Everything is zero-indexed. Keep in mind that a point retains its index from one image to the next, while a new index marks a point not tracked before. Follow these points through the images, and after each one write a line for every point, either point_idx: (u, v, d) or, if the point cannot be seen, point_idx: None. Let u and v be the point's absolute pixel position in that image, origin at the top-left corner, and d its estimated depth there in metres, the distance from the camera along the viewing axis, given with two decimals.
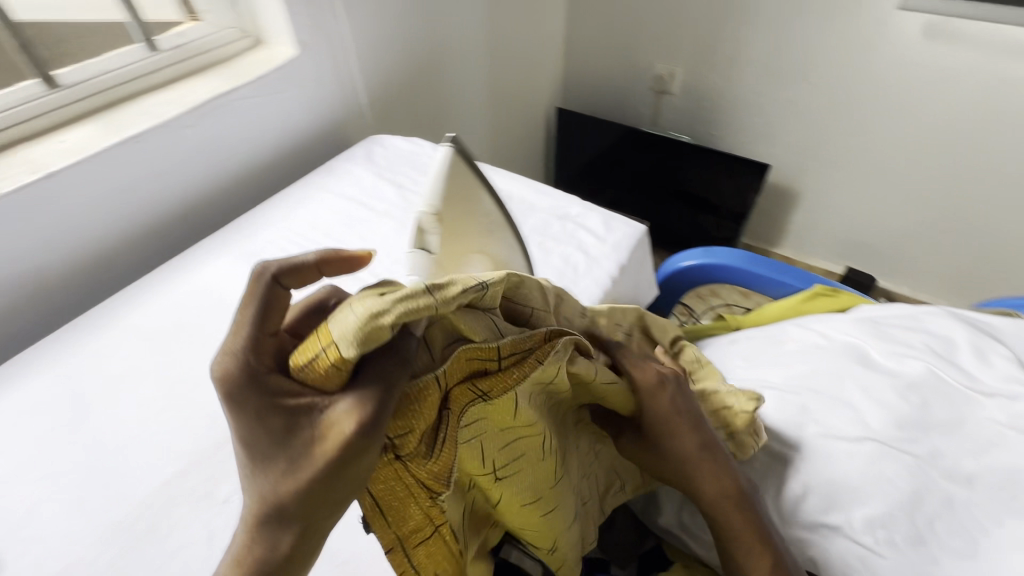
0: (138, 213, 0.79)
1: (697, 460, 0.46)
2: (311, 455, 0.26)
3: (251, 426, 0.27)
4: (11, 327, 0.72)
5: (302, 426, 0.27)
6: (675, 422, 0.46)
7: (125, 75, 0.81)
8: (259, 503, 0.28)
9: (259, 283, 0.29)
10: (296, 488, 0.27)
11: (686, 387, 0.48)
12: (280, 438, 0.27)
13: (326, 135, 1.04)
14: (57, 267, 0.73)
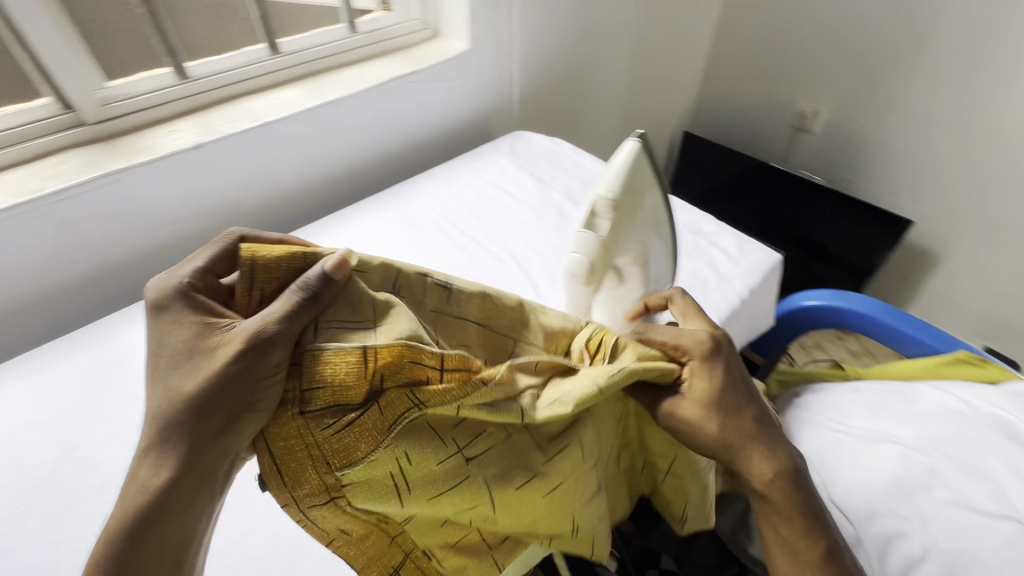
0: (319, 167, 0.91)
1: (747, 434, 0.46)
2: (220, 359, 0.35)
3: (176, 342, 0.37)
4: (205, 246, 0.84)
5: (212, 341, 0.37)
6: (735, 393, 0.46)
7: (330, 49, 0.93)
8: (172, 419, 0.35)
9: (224, 244, 0.42)
10: (195, 383, 0.35)
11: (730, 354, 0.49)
12: (196, 342, 0.37)
13: (474, 125, 1.13)
14: (251, 202, 0.85)
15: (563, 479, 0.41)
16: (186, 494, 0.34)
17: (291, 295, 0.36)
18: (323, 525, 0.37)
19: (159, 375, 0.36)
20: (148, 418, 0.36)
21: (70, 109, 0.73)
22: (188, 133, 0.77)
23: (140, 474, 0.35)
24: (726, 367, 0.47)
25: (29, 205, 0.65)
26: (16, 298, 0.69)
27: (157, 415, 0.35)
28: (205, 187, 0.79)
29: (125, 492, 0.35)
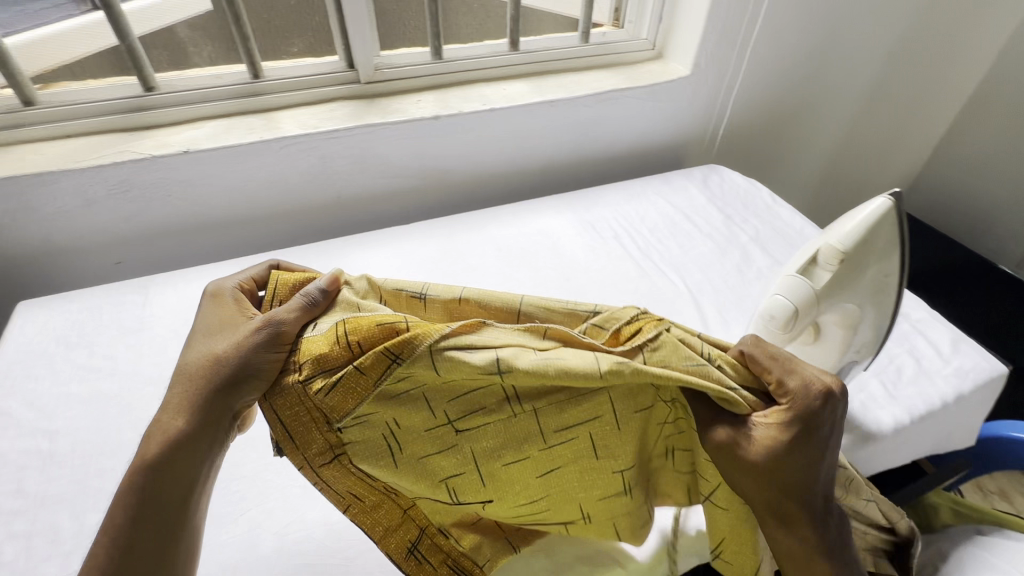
0: (521, 157, 0.98)
1: (791, 507, 0.39)
2: (236, 335, 0.43)
3: (207, 323, 0.46)
4: (413, 202, 0.95)
5: (234, 326, 0.45)
6: (810, 452, 0.39)
7: (560, 54, 1.01)
8: (190, 377, 0.42)
9: (262, 268, 0.52)
10: (214, 354, 0.42)
11: (831, 415, 0.40)
12: (225, 328, 0.45)
13: (667, 150, 1.13)
14: (458, 174, 0.95)
15: (563, 462, 0.44)
16: (191, 440, 0.41)
17: (297, 301, 0.44)
18: (337, 485, 0.42)
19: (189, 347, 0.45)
20: (175, 378, 0.43)
21: (351, 69, 0.89)
22: (430, 105, 0.89)
23: (162, 420, 0.41)
24: (818, 421, 0.39)
25: (308, 138, 0.80)
26: (273, 208, 0.85)
27: (178, 375, 0.43)
28: (429, 153, 0.90)
29: (147, 434, 0.41)
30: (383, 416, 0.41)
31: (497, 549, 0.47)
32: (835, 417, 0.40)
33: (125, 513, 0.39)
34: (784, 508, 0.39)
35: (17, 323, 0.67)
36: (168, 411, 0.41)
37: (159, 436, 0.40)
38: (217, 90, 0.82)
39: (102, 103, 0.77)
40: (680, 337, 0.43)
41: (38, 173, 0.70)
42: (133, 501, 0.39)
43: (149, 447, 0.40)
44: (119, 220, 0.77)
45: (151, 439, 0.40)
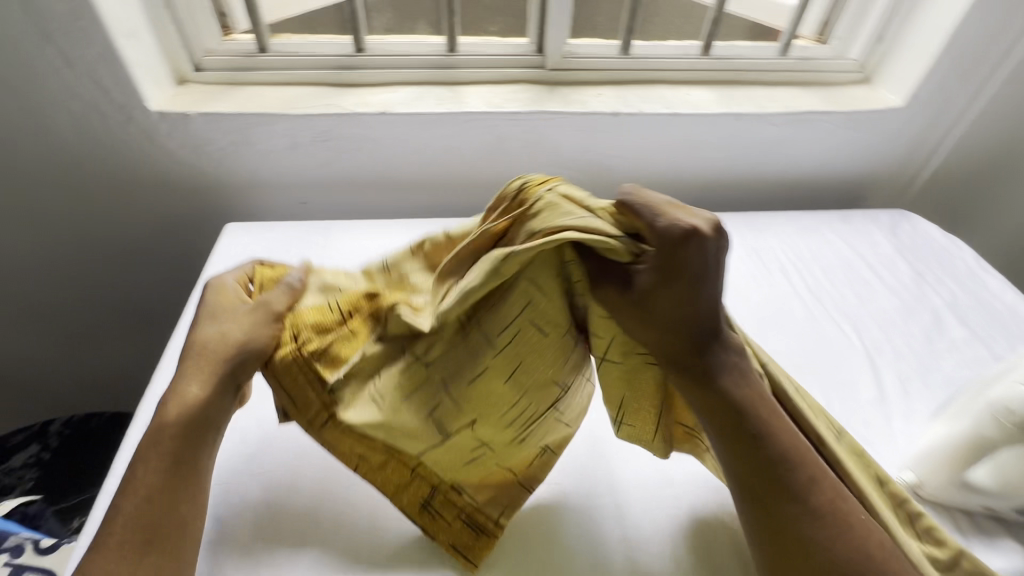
0: (689, 168, 0.93)
1: (674, 357, 0.46)
2: (240, 321, 0.51)
3: (210, 307, 0.52)
4: None
5: (234, 312, 0.52)
6: (674, 284, 0.44)
7: (754, 65, 0.94)
8: (203, 356, 0.49)
9: (247, 266, 0.58)
10: (221, 334, 0.50)
11: (699, 257, 0.44)
12: (218, 315, 0.52)
13: (850, 186, 1.02)
14: (621, 175, 0.93)
15: (522, 358, 0.48)
16: (210, 407, 0.48)
17: (285, 289, 0.53)
18: (338, 446, 0.50)
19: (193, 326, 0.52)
20: (184, 360, 0.50)
21: (540, 53, 0.89)
22: (611, 100, 0.87)
23: (178, 388, 0.48)
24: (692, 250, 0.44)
25: (491, 116, 0.82)
26: (441, 178, 0.89)
27: (189, 350, 0.50)
28: (599, 149, 0.88)
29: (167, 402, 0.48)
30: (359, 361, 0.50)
31: (512, 496, 0.53)
32: (702, 256, 0.44)
33: (156, 471, 0.45)
34: (673, 353, 0.46)
35: (225, 243, 0.76)
36: (185, 383, 0.48)
37: (180, 404, 0.47)
38: (416, 58, 0.86)
39: (318, 57, 0.84)
40: (563, 194, 0.48)
41: (262, 113, 0.78)
42: (167, 457, 0.45)
43: (171, 412, 0.47)
44: (312, 165, 0.85)
45: (173, 405, 0.47)
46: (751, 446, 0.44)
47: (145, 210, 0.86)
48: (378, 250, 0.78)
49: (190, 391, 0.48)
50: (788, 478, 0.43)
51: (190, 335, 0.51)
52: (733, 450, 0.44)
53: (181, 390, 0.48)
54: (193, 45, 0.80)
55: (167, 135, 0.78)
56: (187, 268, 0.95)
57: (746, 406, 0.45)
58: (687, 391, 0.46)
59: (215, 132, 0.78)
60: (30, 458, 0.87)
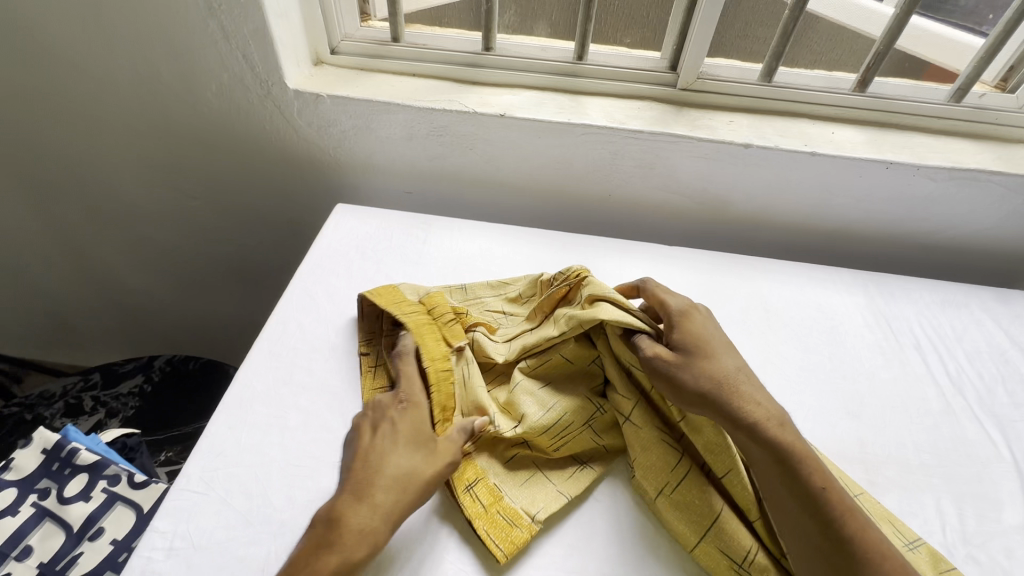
0: (818, 212, 0.85)
1: (735, 406, 0.51)
2: (433, 466, 0.50)
3: (408, 433, 0.51)
4: (678, 223, 0.89)
5: (426, 443, 0.51)
6: (715, 355, 0.56)
7: (918, 109, 0.83)
8: (393, 493, 0.47)
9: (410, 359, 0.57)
10: (419, 471, 0.49)
11: (722, 338, 0.59)
12: (413, 447, 0.51)
13: (1010, 259, 0.88)
14: (737, 209, 0.86)
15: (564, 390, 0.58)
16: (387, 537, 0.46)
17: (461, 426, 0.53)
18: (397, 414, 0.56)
19: (379, 448, 0.50)
20: (375, 478, 0.48)
21: (672, 71, 0.84)
22: (743, 129, 0.80)
23: (365, 510, 0.46)
24: (700, 324, 0.59)
25: (611, 131, 0.78)
26: (548, 187, 0.87)
27: (377, 479, 0.48)
28: (720, 179, 0.82)
29: (357, 510, 0.46)
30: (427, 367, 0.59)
31: (550, 497, 0.52)
32: (721, 342, 0.58)
33: None
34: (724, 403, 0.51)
35: (333, 222, 0.79)
36: (367, 516, 0.46)
37: (358, 540, 0.44)
38: (543, 62, 0.84)
39: (447, 51, 0.84)
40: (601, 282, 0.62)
41: (387, 102, 0.79)
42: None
43: (352, 552, 0.44)
44: (424, 158, 0.85)
45: (354, 541, 0.44)
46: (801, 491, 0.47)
47: (267, 178, 0.91)
48: (474, 252, 0.77)
49: (372, 530, 0.45)
50: (843, 531, 0.45)
51: (384, 460, 0.49)
52: (779, 487, 0.48)
53: (361, 524, 0.45)
54: (334, 29, 0.83)
55: (298, 112, 0.81)
56: (294, 237, 1.00)
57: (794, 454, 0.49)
58: (737, 432, 0.50)
59: (341, 114, 0.81)
60: (136, 386, 0.96)
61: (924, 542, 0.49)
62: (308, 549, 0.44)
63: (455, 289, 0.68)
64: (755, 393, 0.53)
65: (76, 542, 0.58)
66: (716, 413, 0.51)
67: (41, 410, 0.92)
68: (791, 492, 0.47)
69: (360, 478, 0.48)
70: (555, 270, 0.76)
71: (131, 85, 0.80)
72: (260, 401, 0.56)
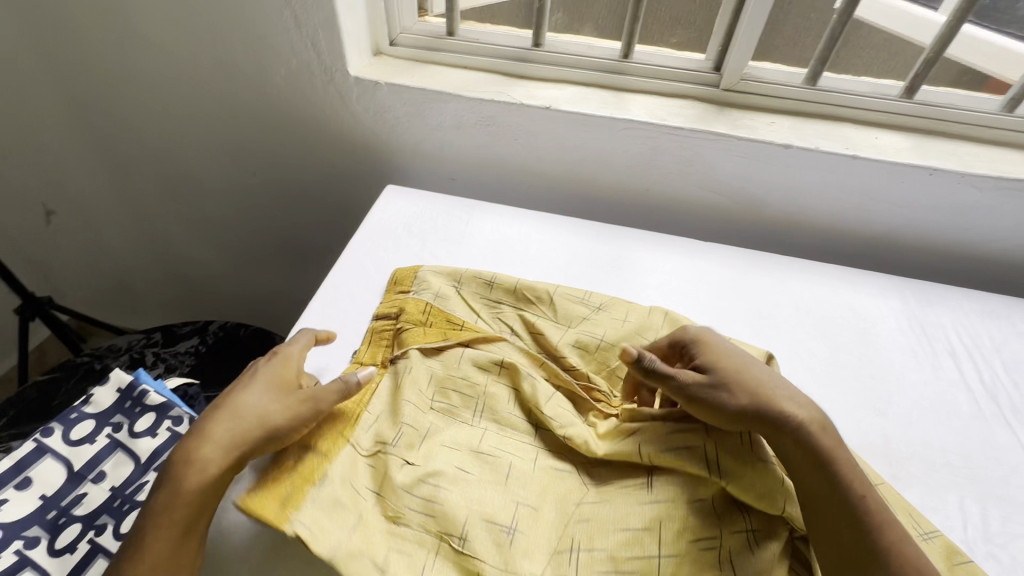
0: (856, 217, 0.85)
1: (777, 410, 0.51)
2: (285, 405, 0.51)
3: (267, 376, 0.53)
4: (713, 220, 0.91)
5: (286, 397, 0.52)
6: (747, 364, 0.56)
7: (967, 117, 0.82)
8: (230, 425, 0.48)
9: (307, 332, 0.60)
10: (267, 417, 0.50)
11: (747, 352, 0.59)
12: (267, 394, 0.51)
13: None
14: (774, 209, 0.87)
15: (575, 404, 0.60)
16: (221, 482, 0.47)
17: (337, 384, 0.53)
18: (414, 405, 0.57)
19: (231, 392, 0.52)
20: (221, 419, 0.49)
21: (716, 71, 0.86)
22: (784, 130, 0.81)
23: (203, 448, 0.47)
24: (720, 343, 0.58)
25: (652, 126, 0.81)
26: (587, 179, 0.90)
27: (221, 413, 0.49)
28: (758, 179, 0.84)
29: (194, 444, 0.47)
30: (428, 407, 0.56)
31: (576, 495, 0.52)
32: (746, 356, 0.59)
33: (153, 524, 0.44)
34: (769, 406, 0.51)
35: (383, 201, 0.84)
36: (202, 451, 0.47)
37: (196, 474, 0.46)
38: (589, 59, 0.87)
39: (498, 47, 0.89)
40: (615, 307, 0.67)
41: (439, 91, 0.84)
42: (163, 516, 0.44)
43: (184, 485, 0.45)
44: (471, 146, 0.90)
45: (188, 474, 0.45)
46: (836, 496, 0.48)
47: (323, 160, 0.97)
48: (513, 236, 0.81)
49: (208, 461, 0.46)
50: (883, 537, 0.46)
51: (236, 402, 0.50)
52: (825, 489, 0.48)
53: (197, 454, 0.46)
54: (395, 22, 0.89)
55: (356, 97, 0.87)
56: (343, 218, 1.06)
57: (836, 457, 0.50)
58: (781, 436, 0.50)
59: (396, 101, 0.86)
60: (193, 346, 1.04)
61: (940, 535, 0.49)
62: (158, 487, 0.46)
63: (467, 278, 0.68)
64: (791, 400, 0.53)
65: (143, 472, 0.64)
66: (762, 416, 0.51)
67: (109, 361, 1.01)
68: (834, 496, 0.48)
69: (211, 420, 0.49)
70: (590, 257, 0.79)
71: (208, 67, 0.88)
72: (315, 359, 0.62)
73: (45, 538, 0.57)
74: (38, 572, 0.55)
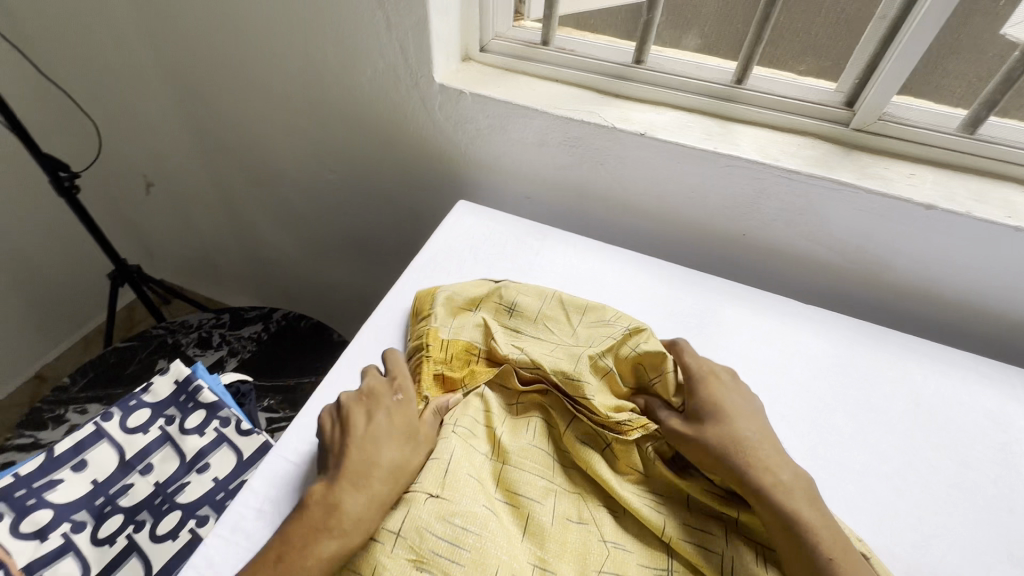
0: (1006, 298, 0.70)
1: (738, 462, 0.49)
2: (425, 460, 0.51)
3: (407, 421, 0.52)
4: (819, 278, 0.79)
5: (421, 441, 0.52)
6: (732, 417, 0.52)
7: None
8: (382, 487, 0.47)
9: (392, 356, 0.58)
10: (411, 469, 0.50)
11: (748, 401, 0.55)
12: (411, 439, 0.51)
13: None
14: (900, 275, 0.74)
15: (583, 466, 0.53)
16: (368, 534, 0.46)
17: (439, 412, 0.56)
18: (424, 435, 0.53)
19: (373, 436, 0.50)
20: (374, 469, 0.48)
21: (847, 107, 0.74)
22: (927, 186, 0.68)
23: (359, 497, 0.46)
24: (724, 392, 0.55)
25: (762, 167, 0.70)
26: (677, 215, 0.81)
27: (370, 468, 0.48)
28: (884, 238, 0.71)
29: (354, 495, 0.46)
30: (450, 433, 0.52)
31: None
32: (744, 404, 0.54)
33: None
34: (731, 458, 0.49)
35: (452, 218, 0.80)
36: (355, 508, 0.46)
37: (353, 532, 0.45)
38: (696, 81, 0.78)
39: (596, 60, 0.81)
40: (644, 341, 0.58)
41: (525, 106, 0.78)
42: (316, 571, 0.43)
43: (351, 535, 0.44)
44: (552, 167, 0.83)
45: (353, 524, 0.45)
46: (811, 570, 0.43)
47: (399, 164, 0.95)
48: (586, 273, 0.74)
49: (371, 514, 0.46)
50: None
51: (381, 445, 0.50)
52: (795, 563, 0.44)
53: (354, 513, 0.45)
54: (488, 27, 0.84)
55: (438, 105, 0.83)
56: (412, 224, 1.04)
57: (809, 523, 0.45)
58: (746, 492, 0.48)
59: (479, 113, 0.81)
60: (256, 332, 1.06)
61: None
62: (301, 537, 0.44)
63: (484, 300, 0.65)
64: (769, 454, 0.50)
65: (186, 471, 0.64)
66: (727, 471, 0.49)
67: (180, 336, 1.05)
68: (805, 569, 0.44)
69: (365, 467, 0.48)
70: (670, 307, 0.70)
71: (298, 63, 0.87)
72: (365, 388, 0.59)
73: (90, 524, 0.59)
74: (80, 557, 0.57)
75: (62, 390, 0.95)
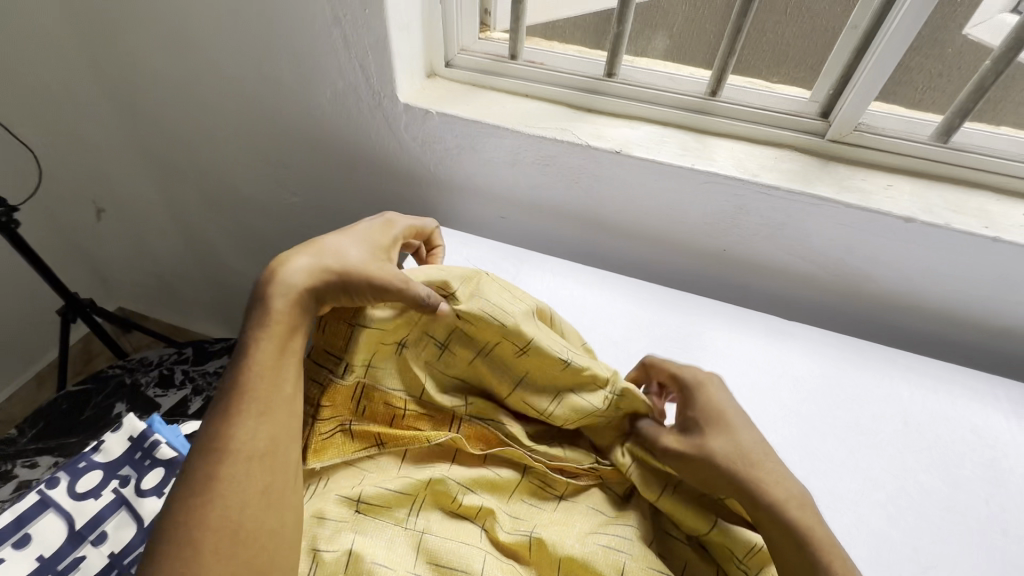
0: (986, 307, 0.70)
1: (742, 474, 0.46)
2: (370, 257, 0.52)
3: (363, 233, 0.56)
4: (802, 292, 0.78)
5: (366, 244, 0.54)
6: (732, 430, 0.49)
7: None
8: (313, 259, 0.50)
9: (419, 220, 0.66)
10: (348, 260, 0.51)
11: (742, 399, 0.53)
12: (360, 242, 0.54)
13: None
14: (883, 287, 0.73)
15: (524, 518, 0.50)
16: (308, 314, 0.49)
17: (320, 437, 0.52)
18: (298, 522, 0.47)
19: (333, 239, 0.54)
20: (313, 252, 0.51)
21: (822, 118, 0.73)
22: (906, 198, 0.67)
23: (292, 270, 0.49)
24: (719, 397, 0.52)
25: (740, 183, 0.69)
26: (657, 233, 0.79)
27: (316, 248, 0.52)
28: (865, 251, 0.70)
29: (293, 266, 0.50)
30: (350, 518, 0.46)
31: None
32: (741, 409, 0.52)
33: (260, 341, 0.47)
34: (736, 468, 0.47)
35: None
36: (259, 350, 0.46)
37: (269, 348, 0.47)
38: (670, 94, 0.76)
39: (566, 74, 0.78)
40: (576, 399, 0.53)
41: (494, 125, 0.74)
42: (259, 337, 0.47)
43: (280, 299, 0.48)
44: (526, 186, 0.80)
45: (280, 295, 0.48)
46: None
47: (365, 186, 0.90)
48: (566, 298, 0.71)
49: (293, 283, 0.48)
50: None
51: (328, 239, 0.53)
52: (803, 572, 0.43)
53: (290, 282, 0.49)
54: (452, 42, 0.80)
55: (404, 126, 0.79)
56: None
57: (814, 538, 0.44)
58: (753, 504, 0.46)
59: (446, 133, 0.77)
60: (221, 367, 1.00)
61: None
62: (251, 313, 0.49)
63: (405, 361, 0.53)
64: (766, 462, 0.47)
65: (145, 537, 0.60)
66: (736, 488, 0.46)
67: (139, 376, 0.98)
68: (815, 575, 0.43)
69: (310, 251, 0.51)
70: (654, 333, 0.68)
71: (251, 82, 0.82)
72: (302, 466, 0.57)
73: None
74: None
75: (8, 442, 0.88)
